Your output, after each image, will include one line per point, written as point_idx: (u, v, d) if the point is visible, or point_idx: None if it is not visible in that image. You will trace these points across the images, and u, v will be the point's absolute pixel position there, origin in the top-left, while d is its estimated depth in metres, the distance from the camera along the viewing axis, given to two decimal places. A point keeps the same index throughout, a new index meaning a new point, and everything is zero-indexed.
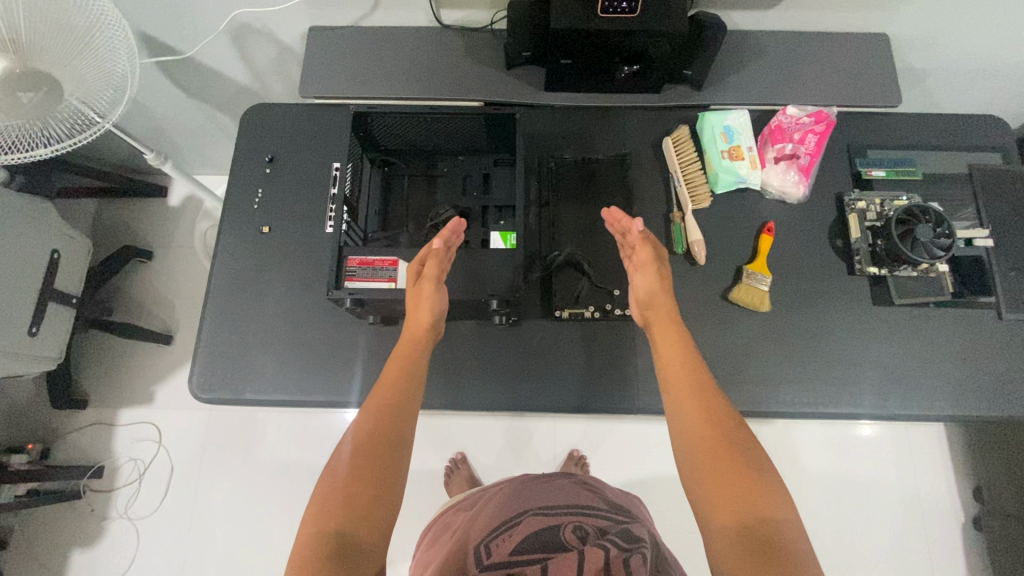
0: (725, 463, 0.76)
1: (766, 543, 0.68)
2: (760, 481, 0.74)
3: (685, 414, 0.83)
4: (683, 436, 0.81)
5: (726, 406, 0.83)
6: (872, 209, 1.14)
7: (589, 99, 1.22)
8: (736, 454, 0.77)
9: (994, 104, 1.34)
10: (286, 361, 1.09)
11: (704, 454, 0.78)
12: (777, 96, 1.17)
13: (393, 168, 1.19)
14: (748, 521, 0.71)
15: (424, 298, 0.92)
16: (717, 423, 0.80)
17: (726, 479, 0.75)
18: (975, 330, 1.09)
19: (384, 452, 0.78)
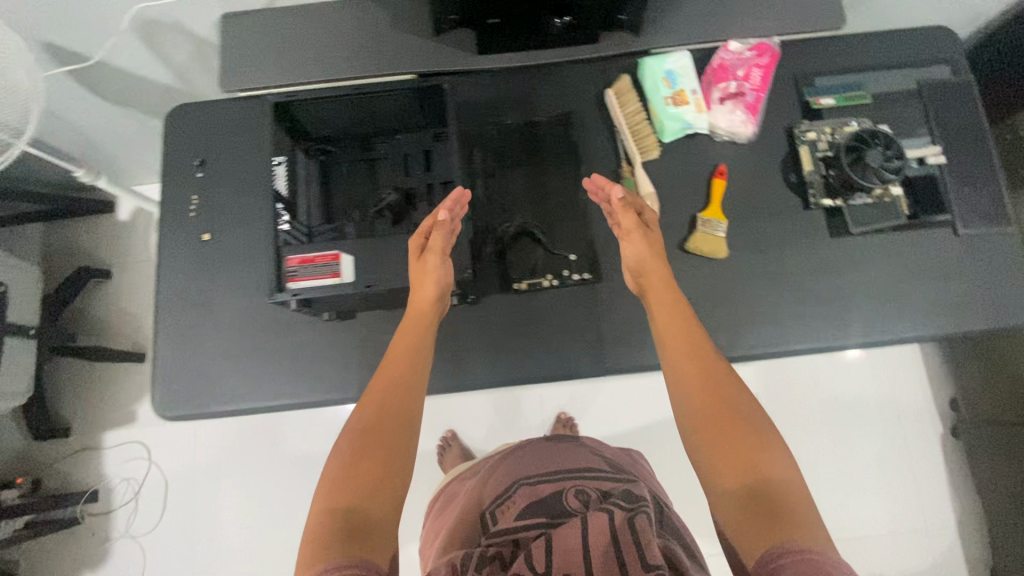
0: (729, 427, 0.80)
1: (769, 497, 0.72)
2: (762, 441, 0.78)
3: (687, 380, 0.86)
4: (686, 402, 0.85)
5: (727, 373, 0.86)
6: (822, 139, 1.11)
7: (525, 58, 1.17)
8: (738, 417, 0.80)
9: (943, 15, 1.30)
10: (248, 370, 1.06)
11: (706, 418, 0.82)
12: (718, 32, 1.12)
13: (332, 156, 1.14)
14: (752, 479, 0.74)
15: (421, 276, 0.92)
16: (719, 389, 0.84)
17: (729, 440, 0.79)
18: (936, 250, 1.08)
19: (394, 438, 0.81)
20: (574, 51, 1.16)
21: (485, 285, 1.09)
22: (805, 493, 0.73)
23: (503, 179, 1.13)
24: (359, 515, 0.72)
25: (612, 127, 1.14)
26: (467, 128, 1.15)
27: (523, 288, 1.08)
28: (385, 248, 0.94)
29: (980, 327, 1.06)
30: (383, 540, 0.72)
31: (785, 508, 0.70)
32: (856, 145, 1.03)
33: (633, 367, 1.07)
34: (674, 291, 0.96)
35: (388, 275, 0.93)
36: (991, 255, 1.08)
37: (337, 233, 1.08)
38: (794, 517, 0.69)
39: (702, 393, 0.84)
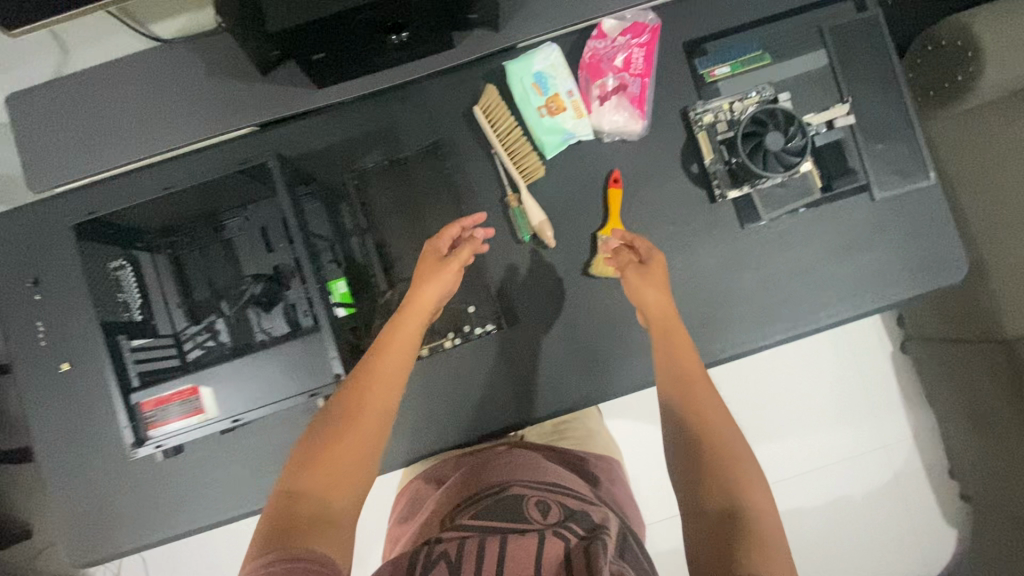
0: (723, 464, 0.76)
1: (740, 529, 0.68)
2: (749, 482, 0.74)
3: (691, 409, 0.83)
4: (691, 429, 0.82)
5: (728, 421, 0.83)
6: (721, 119, 0.99)
7: (372, 84, 0.99)
8: (729, 457, 0.77)
9: None
10: (148, 503, 0.97)
11: (705, 445, 0.79)
12: (588, 13, 0.97)
13: (179, 247, 0.98)
14: (730, 510, 0.70)
15: (427, 277, 0.88)
16: (715, 428, 0.81)
17: (716, 471, 0.76)
18: (854, 221, 1.00)
19: (355, 433, 0.74)
20: (427, 63, 0.98)
21: None
22: (781, 541, 0.68)
23: (378, 233, 0.99)
24: (308, 513, 0.66)
25: (488, 149, 1.00)
26: (328, 183, 1.00)
27: (425, 354, 0.98)
28: (241, 369, 0.81)
29: (906, 296, 1.00)
30: (332, 532, 0.64)
31: (758, 543, 0.66)
32: (756, 130, 0.93)
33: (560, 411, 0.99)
34: (675, 327, 0.91)
35: (253, 400, 0.80)
36: (909, 216, 1.01)
37: (209, 335, 0.96)
38: (764, 542, 0.66)
39: (703, 429, 0.81)
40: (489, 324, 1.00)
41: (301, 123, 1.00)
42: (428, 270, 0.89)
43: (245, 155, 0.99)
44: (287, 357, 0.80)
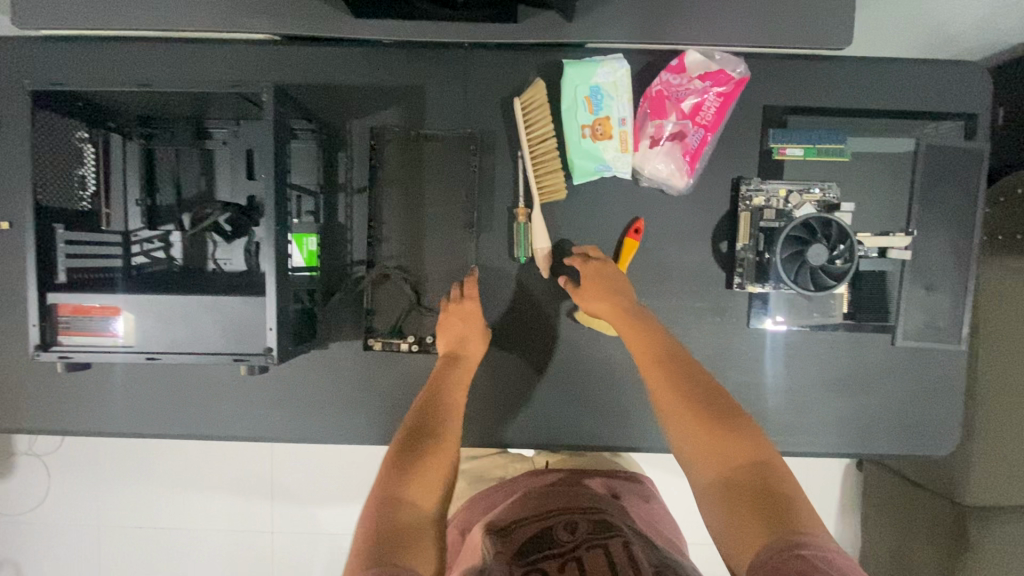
0: (711, 434, 0.70)
1: (762, 496, 0.63)
2: (736, 439, 0.69)
3: (666, 401, 0.75)
4: (675, 419, 0.73)
5: (697, 379, 0.76)
6: (772, 205, 0.89)
7: (411, 32, 0.85)
8: (711, 416, 0.71)
9: (971, 40, 1.02)
10: (49, 396, 0.90)
11: (686, 429, 0.72)
12: (673, 37, 0.85)
13: (157, 140, 0.89)
14: (740, 480, 0.66)
15: (475, 332, 0.86)
16: (688, 410, 0.73)
17: (708, 453, 0.69)
18: (862, 357, 0.93)
19: (438, 452, 0.72)
20: (479, 30, 0.85)
21: (338, 328, 0.90)
22: (795, 484, 0.65)
23: (372, 202, 0.90)
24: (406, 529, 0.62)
25: (515, 151, 0.90)
26: (333, 126, 0.89)
27: (376, 347, 0.87)
28: (171, 307, 0.73)
29: (887, 450, 0.94)
30: (429, 545, 0.61)
31: (780, 505, 0.62)
32: (802, 235, 0.82)
33: (494, 444, 0.93)
34: (631, 304, 0.83)
35: (176, 343, 0.74)
36: (921, 372, 0.94)
37: (161, 246, 0.89)
38: (788, 503, 0.62)
39: (682, 412, 0.73)
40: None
41: (323, 50, 0.88)
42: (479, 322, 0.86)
43: (253, 67, 0.88)
44: (227, 312, 0.73)
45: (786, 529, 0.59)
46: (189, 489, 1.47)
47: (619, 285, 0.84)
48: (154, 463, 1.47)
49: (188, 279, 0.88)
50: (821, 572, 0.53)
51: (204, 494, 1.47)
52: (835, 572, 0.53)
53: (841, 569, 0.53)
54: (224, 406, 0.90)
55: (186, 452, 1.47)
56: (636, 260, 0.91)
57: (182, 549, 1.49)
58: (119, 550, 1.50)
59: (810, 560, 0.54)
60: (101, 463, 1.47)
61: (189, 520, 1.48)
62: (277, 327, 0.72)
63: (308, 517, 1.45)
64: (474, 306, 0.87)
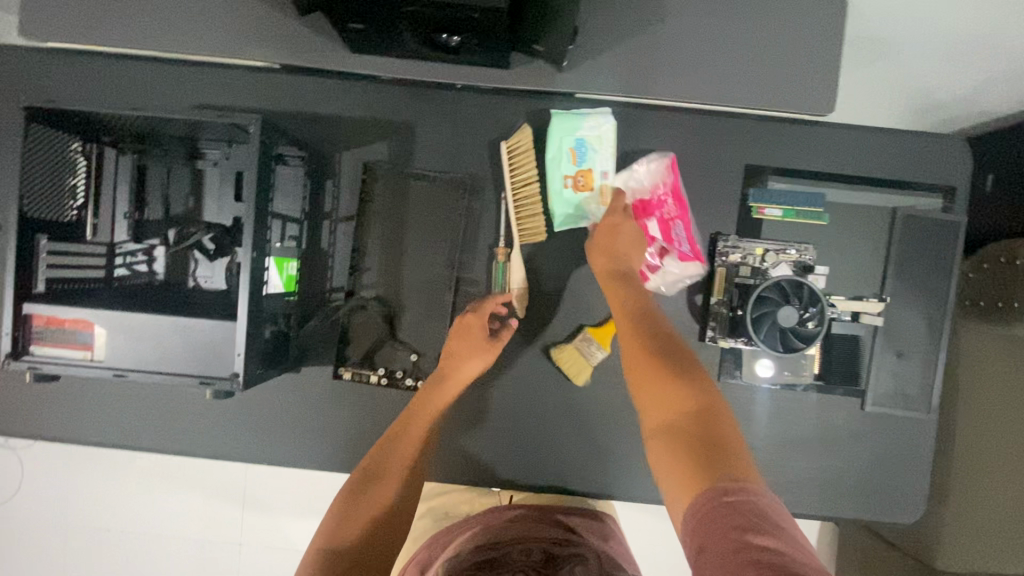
0: (658, 386, 0.78)
1: (701, 439, 0.71)
2: (682, 390, 0.77)
3: (630, 357, 0.82)
4: (633, 375, 0.81)
5: (655, 336, 0.83)
6: (748, 263, 0.90)
7: (405, 70, 0.88)
8: (666, 370, 0.79)
9: (958, 110, 1.03)
10: (24, 398, 0.91)
11: (642, 380, 0.80)
12: (658, 91, 0.88)
13: (149, 157, 0.91)
14: (682, 424, 0.74)
15: (470, 354, 0.88)
16: (647, 366, 0.80)
17: (656, 404, 0.78)
18: (832, 419, 0.93)
19: (383, 492, 0.84)
20: (470, 74, 0.88)
21: (311, 353, 0.91)
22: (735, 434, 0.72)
23: (356, 235, 0.91)
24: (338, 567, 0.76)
25: (497, 191, 0.92)
26: (323, 155, 0.91)
27: (346, 376, 0.89)
28: (141, 325, 0.74)
29: (851, 513, 0.94)
30: None
31: (714, 449, 0.69)
32: (773, 296, 0.83)
33: (458, 479, 0.93)
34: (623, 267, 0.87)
35: (143, 362, 0.74)
36: (890, 437, 0.94)
37: (144, 259, 0.91)
38: (729, 454, 0.69)
39: (639, 371, 0.80)
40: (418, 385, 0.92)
41: (319, 82, 0.90)
42: (484, 342, 0.89)
43: (250, 93, 0.90)
44: (193, 336, 0.74)
45: (721, 471, 0.66)
46: (161, 496, 1.46)
47: (624, 241, 0.88)
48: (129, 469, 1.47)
49: (168, 294, 0.90)
50: (747, 521, 0.59)
51: (175, 504, 1.46)
52: (765, 524, 0.59)
53: (766, 517, 0.60)
54: (193, 421, 0.91)
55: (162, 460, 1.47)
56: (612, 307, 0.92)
57: (147, 555, 1.48)
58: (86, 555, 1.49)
59: (740, 507, 0.61)
60: (76, 465, 1.47)
61: (157, 526, 1.47)
62: (246, 352, 0.73)
63: (278, 533, 1.44)
64: (469, 327, 0.88)
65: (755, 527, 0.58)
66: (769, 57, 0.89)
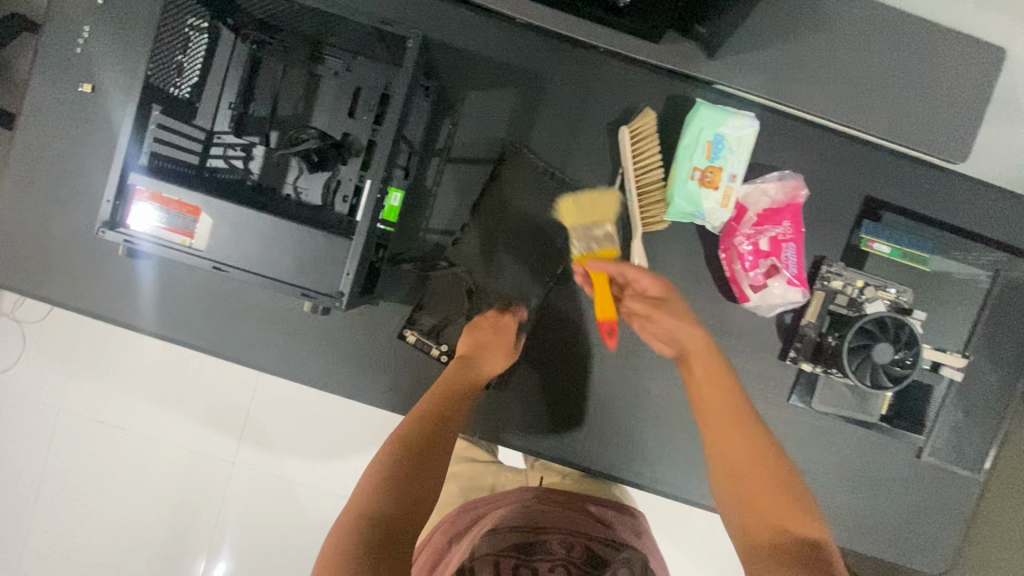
0: (765, 509, 0.66)
1: (811, 563, 0.60)
2: (802, 521, 0.64)
3: (726, 472, 0.71)
4: (728, 492, 0.70)
5: (752, 442, 0.72)
6: (846, 293, 0.89)
7: (552, 20, 0.83)
8: (782, 487, 0.67)
9: None
10: (94, 266, 0.89)
11: (744, 496, 0.68)
12: (804, 101, 0.86)
13: (267, 51, 0.87)
14: (792, 549, 0.62)
15: (494, 348, 0.84)
16: (748, 474, 0.69)
17: (758, 522, 0.66)
18: (882, 461, 0.95)
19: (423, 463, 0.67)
20: (620, 42, 0.83)
21: (393, 289, 0.89)
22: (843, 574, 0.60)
23: (472, 213, 0.89)
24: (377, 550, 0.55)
25: (615, 167, 0.89)
26: (449, 90, 0.88)
27: (411, 339, 0.88)
28: (251, 220, 0.71)
29: (875, 552, 0.96)
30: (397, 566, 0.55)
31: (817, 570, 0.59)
32: (874, 331, 0.83)
33: (513, 445, 0.93)
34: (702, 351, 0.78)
35: (244, 258, 0.72)
36: (933, 491, 0.95)
37: (242, 155, 0.86)
38: None
39: (748, 485, 0.69)
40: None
41: (463, 14, 0.87)
42: (508, 343, 0.85)
43: (390, 8, 0.86)
44: (300, 245, 0.71)
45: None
46: (139, 413, 1.25)
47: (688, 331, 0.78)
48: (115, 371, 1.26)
49: (260, 197, 0.85)
50: None
51: (156, 423, 1.26)
52: None
53: None
54: (261, 328, 0.89)
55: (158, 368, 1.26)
56: (703, 308, 0.91)
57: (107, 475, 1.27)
58: (27, 462, 1.27)
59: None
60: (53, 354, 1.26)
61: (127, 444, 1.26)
62: (354, 273, 0.70)
63: None
64: (505, 326, 0.86)
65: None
66: (929, 90, 0.86)
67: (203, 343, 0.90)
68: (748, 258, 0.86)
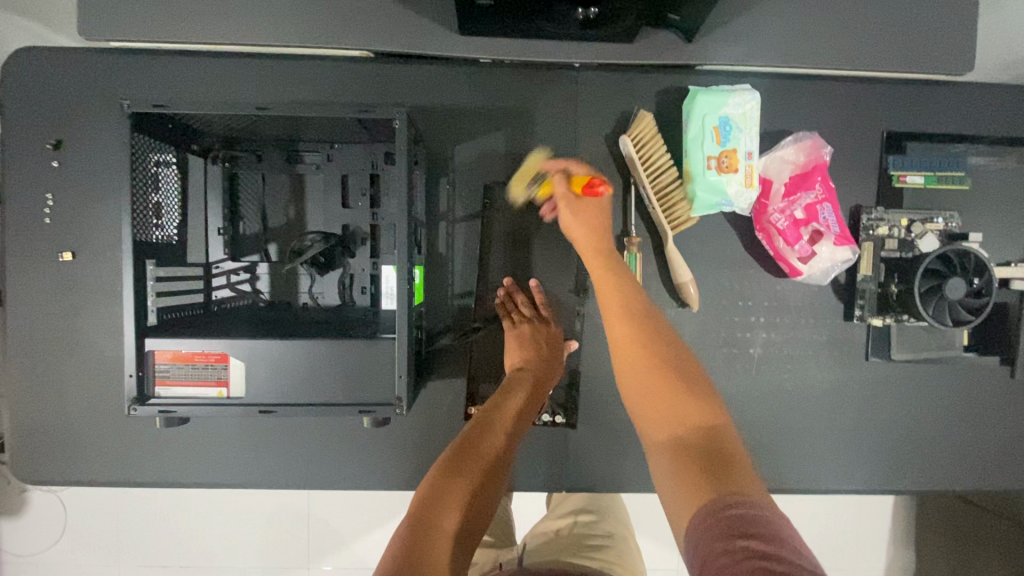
0: (660, 393, 0.65)
1: (707, 457, 0.58)
2: (694, 400, 0.64)
3: (627, 363, 0.70)
4: (631, 391, 0.69)
5: (645, 322, 0.71)
6: (894, 235, 0.85)
7: (520, 51, 0.79)
8: (658, 370, 0.67)
9: None
10: (127, 434, 0.84)
11: (642, 385, 0.67)
12: (801, 56, 0.81)
13: (242, 165, 0.83)
14: (686, 442, 0.60)
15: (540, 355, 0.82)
16: (641, 363, 0.68)
17: (661, 413, 0.64)
18: (975, 390, 0.91)
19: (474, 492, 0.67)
20: (598, 52, 0.79)
21: (439, 366, 0.85)
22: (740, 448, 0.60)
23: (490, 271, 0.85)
24: (425, 563, 0.57)
25: (626, 178, 0.85)
26: (436, 151, 0.84)
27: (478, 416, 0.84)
28: (285, 351, 0.67)
29: (999, 485, 0.91)
30: None
31: (718, 463, 0.57)
32: (939, 268, 0.79)
33: (605, 485, 0.87)
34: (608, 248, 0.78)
35: (293, 394, 0.68)
36: None
37: (247, 278, 0.84)
38: (737, 470, 0.56)
39: (637, 375, 0.68)
40: (559, 395, 0.86)
41: (431, 70, 0.83)
42: (548, 343, 0.84)
43: (353, 85, 0.82)
44: (346, 361, 0.68)
45: (720, 484, 0.54)
46: (196, 565, 1.15)
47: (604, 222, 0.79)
48: (155, 537, 1.15)
49: (277, 315, 0.82)
50: (756, 541, 0.47)
51: (216, 573, 1.16)
52: (777, 548, 0.46)
53: (778, 535, 0.48)
54: (317, 448, 0.84)
55: (199, 519, 1.14)
56: (754, 292, 0.88)
57: None
58: None
59: (750, 527, 0.49)
60: (85, 538, 1.15)
61: None
62: (407, 374, 0.67)
63: None
64: (535, 330, 0.84)
65: (761, 550, 0.46)
66: (921, 10, 0.81)
67: (259, 480, 0.84)
68: (787, 231, 0.82)
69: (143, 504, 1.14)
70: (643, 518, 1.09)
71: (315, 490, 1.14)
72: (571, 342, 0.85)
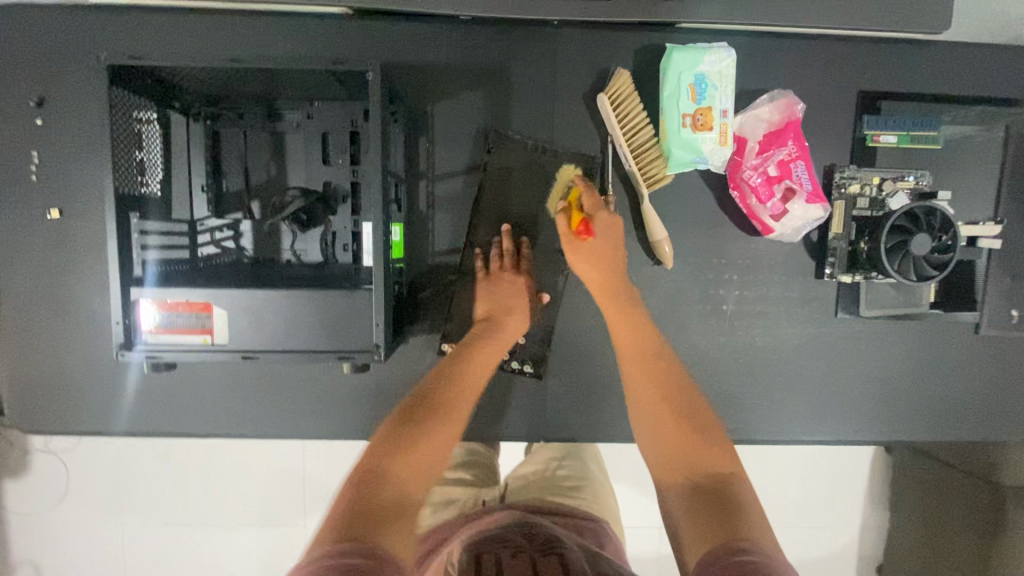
0: (678, 442, 0.71)
1: (715, 503, 0.62)
2: (708, 448, 0.69)
3: (647, 413, 0.76)
4: (648, 437, 0.75)
5: (660, 363, 0.79)
6: (866, 194, 0.87)
7: (497, 7, 0.79)
8: (685, 425, 0.72)
9: None
10: (121, 386, 0.87)
11: (658, 428, 0.74)
12: (777, 13, 0.81)
13: (223, 122, 0.84)
14: (703, 486, 0.65)
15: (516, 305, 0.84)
16: (659, 411, 0.75)
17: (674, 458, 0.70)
18: (942, 346, 0.94)
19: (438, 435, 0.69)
20: (574, 8, 0.79)
21: (420, 321, 0.87)
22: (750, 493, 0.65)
23: (471, 229, 0.87)
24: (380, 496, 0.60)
25: (603, 136, 0.86)
26: (416, 109, 0.85)
27: None
28: (266, 301, 0.70)
29: (961, 436, 0.95)
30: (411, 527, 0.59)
31: (727, 511, 0.61)
32: (906, 225, 0.81)
33: (580, 434, 0.90)
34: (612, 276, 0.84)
35: (276, 343, 0.71)
36: (999, 362, 0.94)
37: (231, 235, 0.85)
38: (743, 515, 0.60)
39: (660, 422, 0.74)
40: (536, 349, 0.89)
41: (411, 27, 0.83)
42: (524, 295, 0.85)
43: (332, 41, 0.83)
44: (325, 311, 0.70)
45: (727, 530, 0.58)
46: (196, 519, 1.20)
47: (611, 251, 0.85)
48: (154, 491, 1.19)
49: (262, 270, 0.84)
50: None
51: (215, 524, 1.20)
52: None
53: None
54: (304, 398, 0.87)
55: (195, 473, 1.19)
56: (727, 249, 0.90)
57: None
58: None
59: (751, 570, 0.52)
60: (86, 492, 1.20)
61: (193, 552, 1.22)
62: (383, 322, 0.70)
63: None
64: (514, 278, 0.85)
65: None
66: None
67: (250, 428, 0.88)
68: (760, 188, 0.84)
69: (141, 460, 1.18)
70: (623, 470, 1.14)
71: (309, 443, 1.18)
72: (548, 296, 0.88)
